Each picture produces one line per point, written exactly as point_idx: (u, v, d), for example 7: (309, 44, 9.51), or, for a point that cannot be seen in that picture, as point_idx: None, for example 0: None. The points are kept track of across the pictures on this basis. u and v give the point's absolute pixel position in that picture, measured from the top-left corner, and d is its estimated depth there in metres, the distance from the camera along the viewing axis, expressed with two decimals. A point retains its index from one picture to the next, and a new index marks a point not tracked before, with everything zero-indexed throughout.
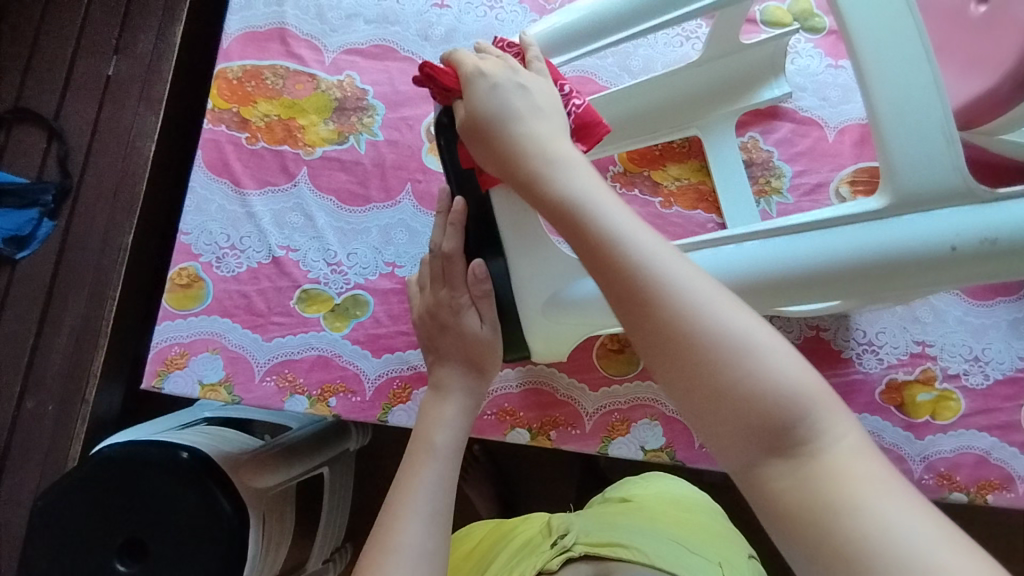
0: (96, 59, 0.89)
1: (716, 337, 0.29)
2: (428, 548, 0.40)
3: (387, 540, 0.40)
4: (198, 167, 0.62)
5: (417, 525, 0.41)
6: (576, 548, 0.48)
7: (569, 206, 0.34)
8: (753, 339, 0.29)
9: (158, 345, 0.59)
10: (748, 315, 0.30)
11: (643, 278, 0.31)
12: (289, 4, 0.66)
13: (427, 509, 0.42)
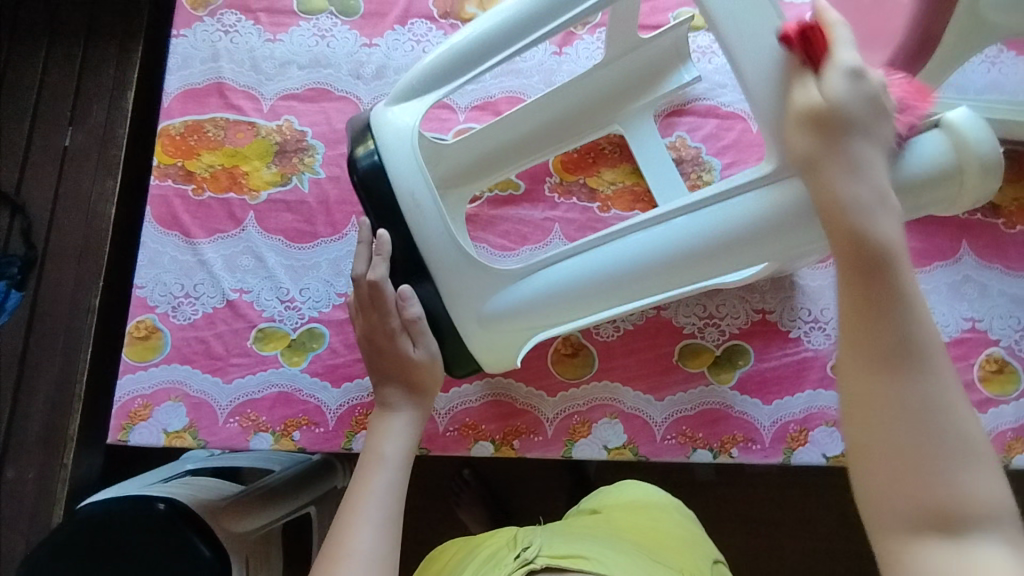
0: (54, 132, 0.92)
1: (910, 385, 0.31)
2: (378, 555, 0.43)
3: (340, 549, 0.43)
4: (148, 222, 0.64)
5: (368, 536, 0.44)
6: (537, 560, 0.49)
7: (864, 241, 0.33)
8: (932, 396, 0.31)
9: (122, 398, 0.60)
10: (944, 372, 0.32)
11: (899, 344, 0.32)
12: (225, 58, 0.69)
13: (378, 517, 0.45)
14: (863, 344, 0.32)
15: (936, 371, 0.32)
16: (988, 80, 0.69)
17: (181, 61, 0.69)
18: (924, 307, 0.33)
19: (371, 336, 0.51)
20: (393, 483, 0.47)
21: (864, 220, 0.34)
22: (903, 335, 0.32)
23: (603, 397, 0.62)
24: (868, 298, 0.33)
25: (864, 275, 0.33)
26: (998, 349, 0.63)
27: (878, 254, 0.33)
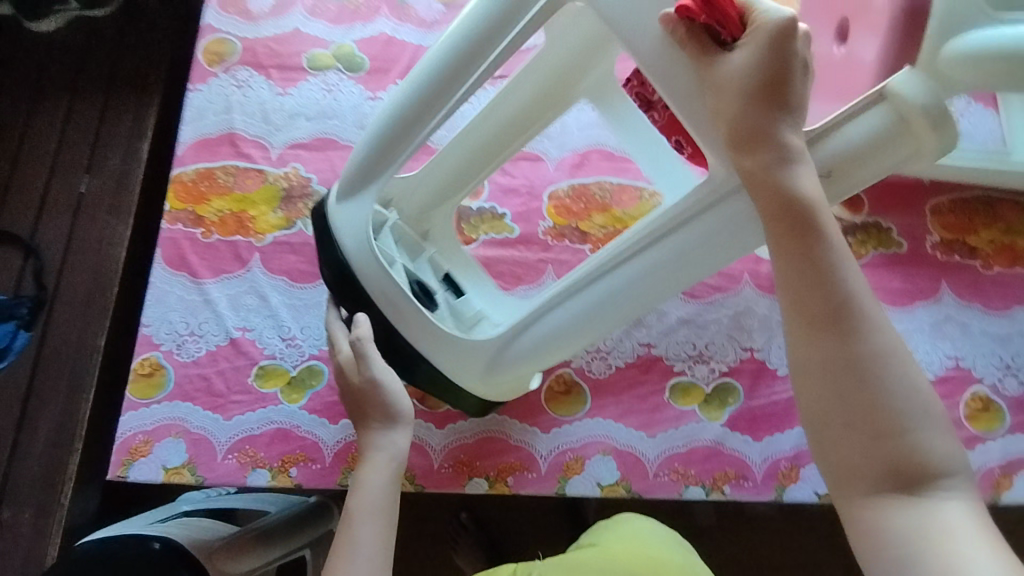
0: (70, 179, 0.96)
1: (867, 391, 0.37)
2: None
3: None
4: (158, 263, 0.67)
5: None
6: None
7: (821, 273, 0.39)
8: (887, 399, 0.37)
9: (123, 435, 0.62)
10: (901, 379, 0.37)
11: (855, 357, 0.37)
12: (237, 111, 0.73)
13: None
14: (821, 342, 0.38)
15: (884, 350, 0.38)
16: (958, 130, 0.73)
17: (196, 113, 0.73)
18: (866, 292, 0.39)
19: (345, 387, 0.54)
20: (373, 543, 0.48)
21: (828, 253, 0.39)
22: (853, 326, 0.38)
23: (596, 434, 0.63)
24: (815, 297, 0.39)
25: (810, 276, 0.39)
26: (982, 387, 0.64)
27: (820, 256, 0.39)
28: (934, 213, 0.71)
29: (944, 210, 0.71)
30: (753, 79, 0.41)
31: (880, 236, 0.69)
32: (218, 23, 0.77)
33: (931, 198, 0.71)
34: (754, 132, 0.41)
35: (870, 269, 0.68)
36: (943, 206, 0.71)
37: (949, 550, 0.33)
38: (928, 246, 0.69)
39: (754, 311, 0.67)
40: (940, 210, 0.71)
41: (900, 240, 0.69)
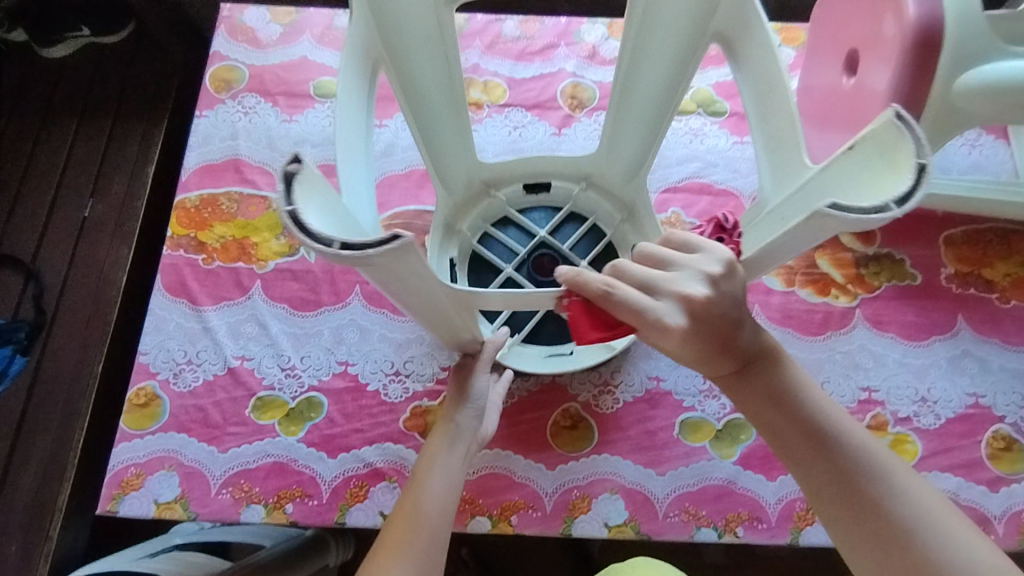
0: (74, 203, 0.96)
1: (901, 517, 0.41)
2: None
3: None
4: (157, 290, 0.66)
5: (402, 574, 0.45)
6: None
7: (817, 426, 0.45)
8: (914, 520, 0.41)
9: (114, 467, 0.60)
10: (926, 501, 0.42)
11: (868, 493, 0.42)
12: (243, 137, 0.73)
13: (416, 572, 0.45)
14: (820, 488, 0.44)
15: (885, 486, 0.42)
16: (970, 161, 0.72)
17: (201, 139, 0.73)
18: (864, 434, 0.45)
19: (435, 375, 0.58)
20: (429, 526, 0.47)
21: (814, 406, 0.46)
22: (847, 480, 0.43)
23: (603, 471, 0.61)
24: (811, 459, 0.45)
25: (794, 444, 0.46)
26: (1004, 426, 0.62)
27: (798, 428, 0.45)
28: (948, 245, 0.69)
29: (958, 242, 0.69)
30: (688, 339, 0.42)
31: (892, 267, 0.68)
32: (227, 50, 0.77)
33: (945, 229, 0.70)
34: (721, 340, 0.44)
35: (885, 302, 0.66)
36: (957, 237, 0.69)
37: None
38: (943, 278, 0.68)
39: None
40: (954, 242, 0.69)
41: (914, 272, 0.68)
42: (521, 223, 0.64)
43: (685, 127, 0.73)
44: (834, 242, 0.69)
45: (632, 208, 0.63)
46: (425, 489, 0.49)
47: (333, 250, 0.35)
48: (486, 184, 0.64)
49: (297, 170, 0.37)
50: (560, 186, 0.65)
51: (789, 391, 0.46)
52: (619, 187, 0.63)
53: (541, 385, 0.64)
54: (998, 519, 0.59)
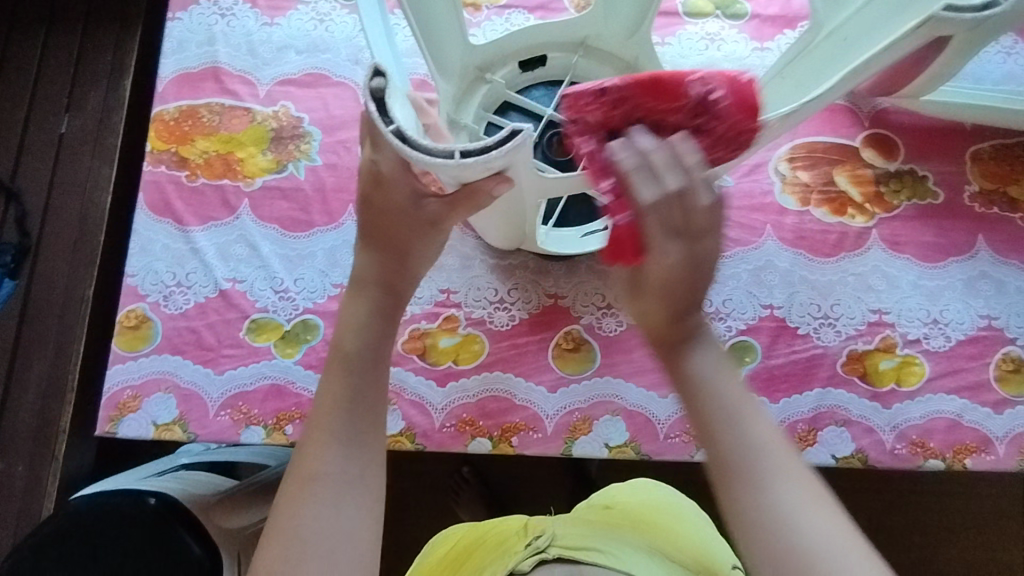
0: (50, 119, 0.91)
1: (772, 505, 0.38)
2: (342, 473, 0.42)
3: (306, 470, 0.42)
4: (140, 209, 0.63)
5: (332, 454, 0.43)
6: (549, 549, 0.49)
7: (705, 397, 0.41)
8: (792, 513, 0.37)
9: (110, 389, 0.59)
10: (802, 502, 0.37)
11: (756, 460, 0.39)
12: (221, 43, 0.67)
13: (347, 432, 0.44)
14: (734, 456, 0.39)
15: (785, 471, 0.39)
16: (1005, 70, 0.67)
17: (176, 45, 0.67)
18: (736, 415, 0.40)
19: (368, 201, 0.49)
20: (355, 382, 0.45)
21: (703, 372, 0.42)
22: (752, 461, 0.39)
23: (605, 393, 0.60)
24: (720, 424, 0.40)
25: (704, 411, 0.41)
26: (1015, 348, 0.61)
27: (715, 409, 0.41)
28: (975, 161, 0.65)
29: (986, 157, 0.65)
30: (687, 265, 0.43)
31: (914, 185, 0.64)
32: None
33: (973, 143, 0.66)
34: (682, 294, 0.43)
35: (903, 221, 0.63)
36: (984, 152, 0.65)
37: None
38: (966, 197, 0.64)
39: (775, 266, 0.62)
40: (981, 157, 0.65)
41: (937, 190, 0.64)
42: (524, 106, 0.58)
43: (701, 31, 0.67)
44: (854, 158, 0.65)
45: (635, 64, 0.59)
46: (341, 349, 0.47)
47: (456, 160, 0.39)
48: (479, 69, 0.58)
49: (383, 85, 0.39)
50: (557, 56, 0.59)
51: (715, 378, 0.42)
52: (617, 47, 0.58)
53: (543, 308, 0.62)
54: (1000, 440, 0.58)
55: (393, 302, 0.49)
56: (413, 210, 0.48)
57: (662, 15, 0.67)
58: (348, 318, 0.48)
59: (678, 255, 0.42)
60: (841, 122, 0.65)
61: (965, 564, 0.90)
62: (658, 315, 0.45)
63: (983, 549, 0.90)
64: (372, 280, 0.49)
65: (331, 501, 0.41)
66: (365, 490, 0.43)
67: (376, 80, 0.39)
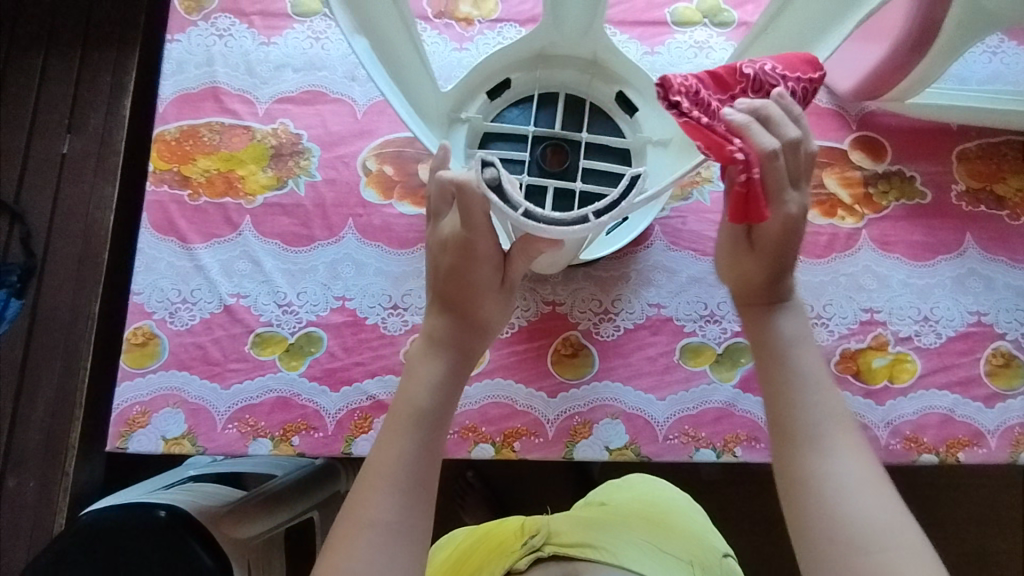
0: (52, 140, 0.92)
1: (827, 473, 0.46)
2: (393, 527, 0.45)
3: (363, 514, 0.45)
4: (145, 228, 0.64)
5: (387, 500, 0.45)
6: (544, 548, 0.52)
7: (777, 347, 0.51)
8: (833, 476, 0.45)
9: (120, 406, 0.60)
10: (858, 461, 0.46)
11: (811, 422, 0.48)
12: (219, 63, 0.68)
13: (404, 483, 0.46)
14: (783, 412, 0.49)
15: (846, 441, 0.47)
16: (990, 70, 0.68)
17: (176, 66, 0.68)
18: (819, 373, 0.50)
19: (439, 272, 0.52)
20: (422, 440, 0.48)
21: (781, 333, 0.52)
22: (810, 413, 0.48)
23: (605, 397, 0.61)
24: (796, 397, 0.49)
25: (780, 374, 0.50)
26: (1005, 343, 0.62)
27: (796, 372, 0.50)
28: (961, 160, 0.66)
29: (972, 156, 0.67)
30: (732, 259, 0.54)
31: (902, 185, 0.66)
32: None
33: (959, 143, 0.67)
34: (765, 287, 0.53)
35: (892, 221, 0.65)
36: (971, 151, 0.67)
37: (867, 560, 0.42)
38: (953, 195, 0.66)
39: None
40: (967, 156, 0.67)
41: (924, 190, 0.66)
42: (505, 131, 0.59)
43: (690, 39, 0.68)
44: (842, 160, 0.66)
45: (596, 59, 0.60)
46: (417, 405, 0.49)
47: (590, 220, 0.43)
48: (451, 111, 0.60)
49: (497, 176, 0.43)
50: (518, 75, 0.60)
51: (799, 339, 0.52)
52: (574, 47, 0.59)
53: (541, 315, 0.63)
54: (992, 434, 0.60)
55: (464, 354, 0.52)
56: (489, 281, 0.51)
57: (652, 26, 0.69)
58: (421, 373, 0.50)
59: (756, 266, 0.52)
60: (829, 125, 0.67)
61: (964, 556, 0.91)
62: (756, 281, 0.53)
63: (983, 541, 0.91)
64: (451, 342, 0.52)
65: (385, 546, 0.44)
66: (410, 546, 0.45)
67: (488, 172, 0.43)
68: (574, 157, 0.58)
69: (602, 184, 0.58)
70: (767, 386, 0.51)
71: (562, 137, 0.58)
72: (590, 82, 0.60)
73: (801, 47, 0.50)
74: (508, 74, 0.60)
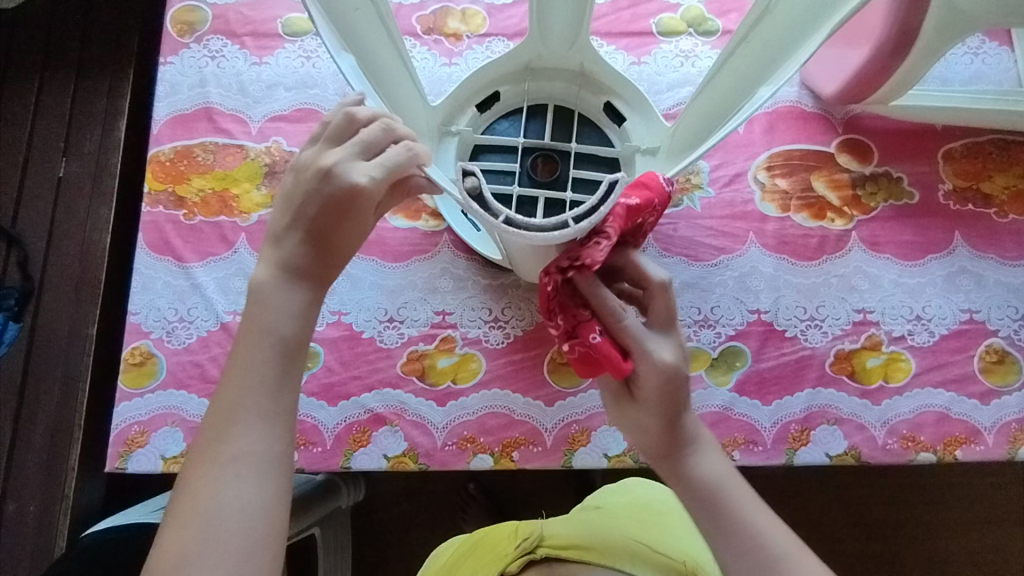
0: (48, 163, 0.93)
1: None
2: (257, 454, 0.40)
3: (220, 448, 0.40)
4: (141, 249, 0.65)
5: (250, 427, 0.41)
6: (538, 550, 0.53)
7: (708, 493, 0.48)
8: None
9: (118, 427, 0.60)
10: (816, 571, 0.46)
11: (761, 550, 0.47)
12: (212, 84, 0.69)
13: (270, 407, 0.42)
14: (727, 556, 0.47)
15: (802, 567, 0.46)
16: (972, 71, 0.69)
17: (169, 88, 0.69)
18: (746, 496, 0.49)
19: (311, 206, 0.44)
20: (274, 367, 0.42)
21: (705, 474, 0.49)
22: (754, 539, 0.47)
23: (601, 405, 0.61)
24: (730, 555, 0.47)
25: (700, 510, 0.49)
26: (998, 340, 0.62)
27: (730, 523, 0.47)
28: (947, 160, 0.67)
29: (958, 156, 0.67)
30: (635, 423, 0.51)
31: (890, 186, 0.66)
32: None
33: (944, 143, 0.68)
34: (666, 438, 0.49)
35: (880, 222, 0.65)
36: (956, 151, 0.67)
37: None
38: (940, 195, 0.66)
39: (759, 271, 0.64)
40: (953, 156, 0.67)
41: (912, 190, 0.66)
42: (494, 143, 0.58)
43: (675, 49, 0.69)
44: (830, 163, 0.67)
45: (583, 70, 0.59)
46: (278, 334, 0.43)
47: (571, 226, 0.45)
48: (441, 125, 0.60)
49: (476, 182, 0.46)
50: (507, 88, 0.60)
51: (717, 474, 0.49)
52: (562, 61, 0.59)
53: (536, 324, 0.63)
54: (989, 431, 0.60)
55: (322, 280, 0.45)
56: (354, 244, 0.46)
57: (638, 36, 0.70)
58: (273, 301, 0.43)
59: (651, 418, 0.49)
60: (816, 129, 0.68)
61: (967, 554, 0.91)
62: (657, 434, 0.50)
63: (986, 538, 0.91)
64: (306, 269, 0.44)
65: (252, 475, 0.40)
66: (286, 475, 0.41)
67: (469, 180, 0.46)
68: (565, 167, 0.56)
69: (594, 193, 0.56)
70: (711, 525, 0.48)
71: (552, 148, 0.57)
72: (577, 93, 0.60)
73: (779, 53, 0.50)
74: (497, 87, 0.60)
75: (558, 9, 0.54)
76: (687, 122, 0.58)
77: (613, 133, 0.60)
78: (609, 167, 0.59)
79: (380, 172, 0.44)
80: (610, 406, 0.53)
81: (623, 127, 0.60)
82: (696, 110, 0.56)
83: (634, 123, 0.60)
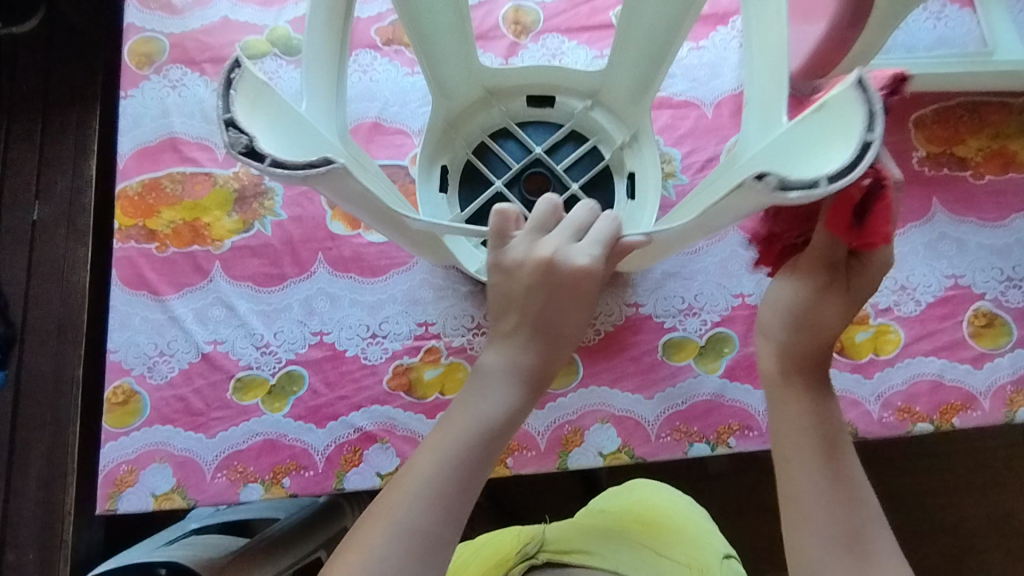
0: (21, 207, 0.92)
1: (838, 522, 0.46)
2: (426, 521, 0.42)
3: (394, 501, 0.42)
4: (116, 286, 0.64)
5: (423, 481, 0.43)
6: (538, 555, 0.52)
7: (828, 433, 0.49)
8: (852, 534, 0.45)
9: (106, 468, 0.60)
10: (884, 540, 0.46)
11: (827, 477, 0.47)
12: (175, 113, 0.69)
13: (455, 479, 0.43)
14: (803, 505, 0.47)
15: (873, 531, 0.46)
16: (936, 36, 0.69)
17: (132, 121, 0.69)
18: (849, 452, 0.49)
19: (537, 300, 0.45)
20: (478, 444, 0.44)
21: (830, 418, 0.50)
22: (825, 467, 0.48)
23: (592, 403, 0.61)
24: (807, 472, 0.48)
25: (804, 431, 0.49)
26: (986, 303, 0.62)
27: (827, 460, 0.48)
28: (919, 127, 0.67)
29: (928, 122, 0.67)
30: (795, 309, 0.51)
31: None
32: (141, 20, 0.72)
33: (914, 111, 0.67)
34: (814, 367, 0.51)
35: None
36: (927, 117, 0.67)
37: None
38: (914, 162, 0.66)
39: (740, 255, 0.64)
40: (924, 123, 0.67)
41: (886, 160, 0.66)
42: (480, 206, 0.58)
43: None
44: None
45: (489, 94, 0.60)
46: (491, 419, 0.45)
47: (875, 135, 0.35)
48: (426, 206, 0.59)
49: (772, 179, 0.37)
50: (447, 156, 0.60)
51: (841, 430, 0.50)
52: (468, 97, 0.60)
53: None
54: (984, 395, 0.59)
55: (536, 375, 0.46)
56: (575, 328, 0.47)
57: (597, 30, 0.69)
58: (491, 387, 0.46)
59: (833, 307, 0.50)
60: None
61: None
62: (795, 332, 0.51)
63: None
64: (521, 360, 0.46)
65: (419, 541, 0.41)
66: (432, 537, 0.42)
67: (766, 181, 0.37)
68: (549, 171, 0.59)
69: (585, 171, 0.61)
70: (799, 441, 0.49)
71: (523, 167, 0.59)
72: (504, 114, 0.61)
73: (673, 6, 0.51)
74: (440, 162, 0.60)
75: (439, 44, 0.55)
76: (626, 68, 0.57)
77: (555, 119, 0.62)
78: (572, 141, 0.61)
79: (600, 249, 0.45)
80: (780, 282, 0.53)
81: (558, 107, 0.61)
82: (632, 57, 0.56)
83: (563, 100, 0.61)
